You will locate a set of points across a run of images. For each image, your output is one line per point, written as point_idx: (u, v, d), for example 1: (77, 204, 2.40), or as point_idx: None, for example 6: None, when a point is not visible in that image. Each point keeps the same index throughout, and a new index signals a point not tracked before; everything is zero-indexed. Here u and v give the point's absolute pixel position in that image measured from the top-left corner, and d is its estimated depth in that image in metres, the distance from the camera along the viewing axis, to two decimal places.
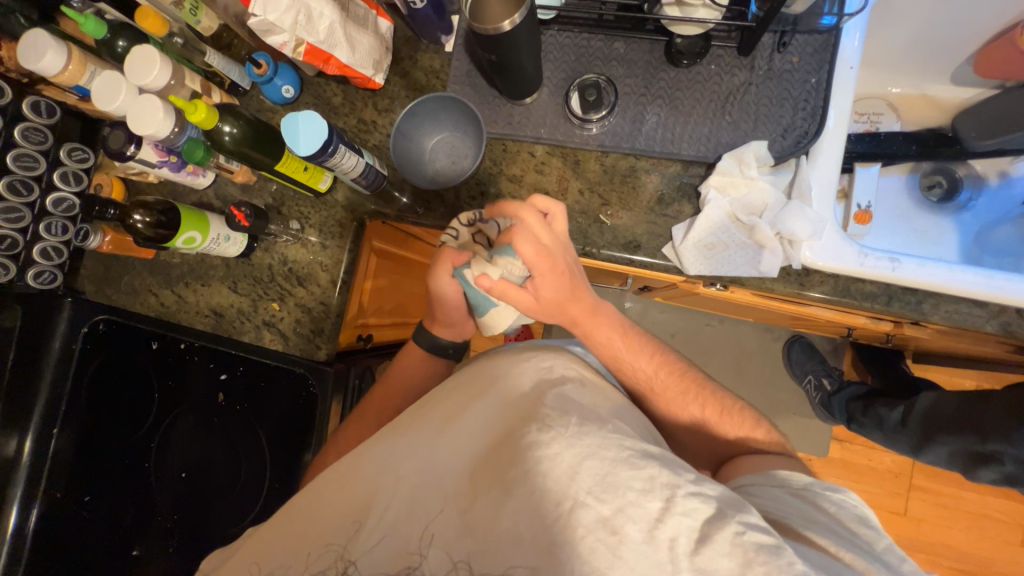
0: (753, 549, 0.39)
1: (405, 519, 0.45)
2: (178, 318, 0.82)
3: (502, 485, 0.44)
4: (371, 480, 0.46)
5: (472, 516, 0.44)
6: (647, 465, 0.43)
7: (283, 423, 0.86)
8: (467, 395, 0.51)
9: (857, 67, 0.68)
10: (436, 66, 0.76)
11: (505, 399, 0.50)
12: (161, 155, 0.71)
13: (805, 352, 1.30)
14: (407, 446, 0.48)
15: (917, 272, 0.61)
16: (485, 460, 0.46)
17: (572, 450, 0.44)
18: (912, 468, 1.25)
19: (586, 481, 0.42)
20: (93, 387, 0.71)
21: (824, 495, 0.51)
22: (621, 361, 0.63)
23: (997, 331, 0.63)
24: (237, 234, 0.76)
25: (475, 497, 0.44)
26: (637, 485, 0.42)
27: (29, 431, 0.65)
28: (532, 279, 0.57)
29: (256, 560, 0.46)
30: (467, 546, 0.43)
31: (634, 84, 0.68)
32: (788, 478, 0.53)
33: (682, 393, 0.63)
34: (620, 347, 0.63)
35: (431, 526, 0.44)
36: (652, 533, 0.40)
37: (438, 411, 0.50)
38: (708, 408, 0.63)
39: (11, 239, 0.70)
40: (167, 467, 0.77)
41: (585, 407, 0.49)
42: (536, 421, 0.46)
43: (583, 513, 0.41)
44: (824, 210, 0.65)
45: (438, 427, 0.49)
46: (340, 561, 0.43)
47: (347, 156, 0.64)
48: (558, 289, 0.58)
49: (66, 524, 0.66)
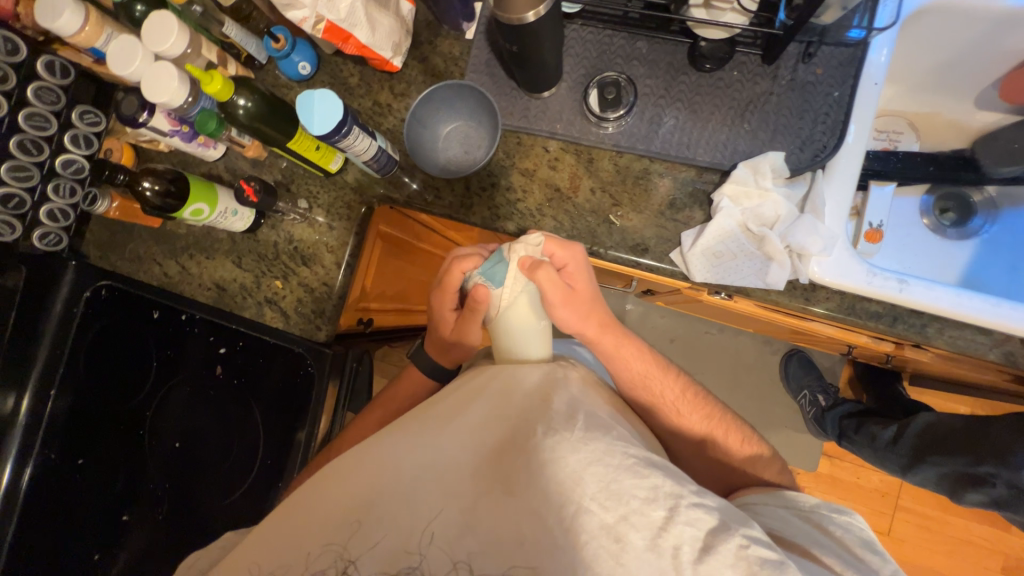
0: (757, 563, 0.39)
1: (408, 515, 0.44)
2: (181, 288, 0.82)
3: (506, 485, 0.44)
4: (376, 474, 0.46)
5: (475, 514, 0.43)
6: (650, 474, 0.43)
7: (281, 400, 0.81)
8: (470, 396, 0.51)
9: (881, 84, 0.66)
10: (456, 53, 0.75)
11: (506, 398, 0.51)
12: (174, 124, 0.70)
13: (802, 367, 1.31)
14: (412, 441, 0.48)
15: (924, 295, 0.60)
16: (489, 458, 0.47)
17: (577, 455, 0.44)
18: (899, 489, 1.26)
19: (591, 486, 0.42)
20: (90, 354, 0.77)
21: (829, 518, 0.50)
22: (649, 380, 0.62)
23: (999, 359, 0.62)
24: (245, 209, 0.75)
25: (479, 496, 0.45)
26: (641, 494, 0.42)
27: (28, 389, 0.73)
28: (566, 271, 0.59)
29: (256, 560, 0.44)
30: (468, 545, 0.42)
31: (654, 85, 0.68)
32: (797, 500, 0.53)
33: (704, 417, 0.62)
34: (647, 366, 0.63)
35: (431, 525, 0.43)
36: (654, 541, 0.41)
37: (443, 408, 0.51)
38: (724, 431, 0.62)
39: (19, 198, 0.71)
40: (161, 437, 0.80)
41: (589, 411, 0.49)
42: (541, 423, 0.47)
43: (587, 518, 0.41)
44: (836, 225, 0.64)
45: (443, 421, 0.49)
46: (340, 560, 0.42)
47: (360, 138, 0.63)
48: (591, 282, 0.60)
49: (63, 480, 0.73)
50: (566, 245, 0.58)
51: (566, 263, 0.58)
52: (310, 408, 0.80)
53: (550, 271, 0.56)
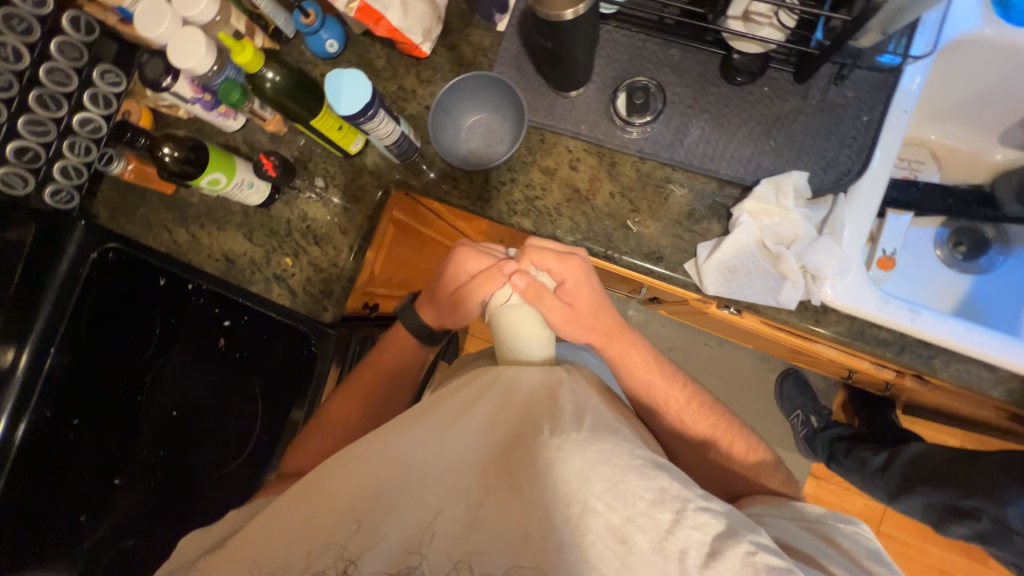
0: (763, 570, 0.39)
1: (411, 513, 0.45)
2: (190, 258, 0.81)
3: (512, 483, 0.45)
4: (380, 469, 0.46)
5: (481, 511, 0.44)
6: (658, 477, 0.43)
7: (280, 377, 0.79)
8: (474, 391, 0.50)
9: (910, 112, 0.65)
10: (486, 43, 0.74)
11: (511, 396, 0.49)
12: (196, 92, 0.70)
13: (797, 388, 1.31)
14: (415, 436, 0.47)
15: (935, 326, 0.61)
16: (494, 456, 0.47)
17: (584, 454, 0.44)
18: (882, 514, 1.27)
19: (597, 486, 0.42)
20: (91, 319, 0.78)
21: (837, 528, 0.50)
22: (653, 389, 0.63)
23: (1002, 396, 0.62)
24: (261, 182, 0.75)
25: (484, 493, 0.45)
26: (647, 495, 0.42)
27: (29, 343, 0.74)
28: (565, 288, 0.59)
29: (256, 559, 0.44)
30: (475, 542, 0.43)
31: (683, 94, 0.67)
32: (804, 510, 0.53)
33: (709, 426, 0.62)
34: (651, 376, 0.63)
35: (437, 522, 0.44)
36: (661, 544, 0.41)
37: (445, 404, 0.49)
38: (729, 440, 0.62)
39: (33, 152, 0.70)
40: (158, 406, 0.79)
41: (596, 411, 0.49)
42: (548, 423, 0.47)
43: (593, 518, 0.42)
44: (852, 250, 0.64)
45: (449, 417, 0.48)
46: (341, 560, 0.43)
47: (384, 122, 0.63)
48: (594, 292, 0.60)
49: (59, 437, 0.75)
50: (564, 259, 0.58)
51: (563, 277, 0.58)
52: (308, 386, 0.78)
53: (552, 297, 0.58)
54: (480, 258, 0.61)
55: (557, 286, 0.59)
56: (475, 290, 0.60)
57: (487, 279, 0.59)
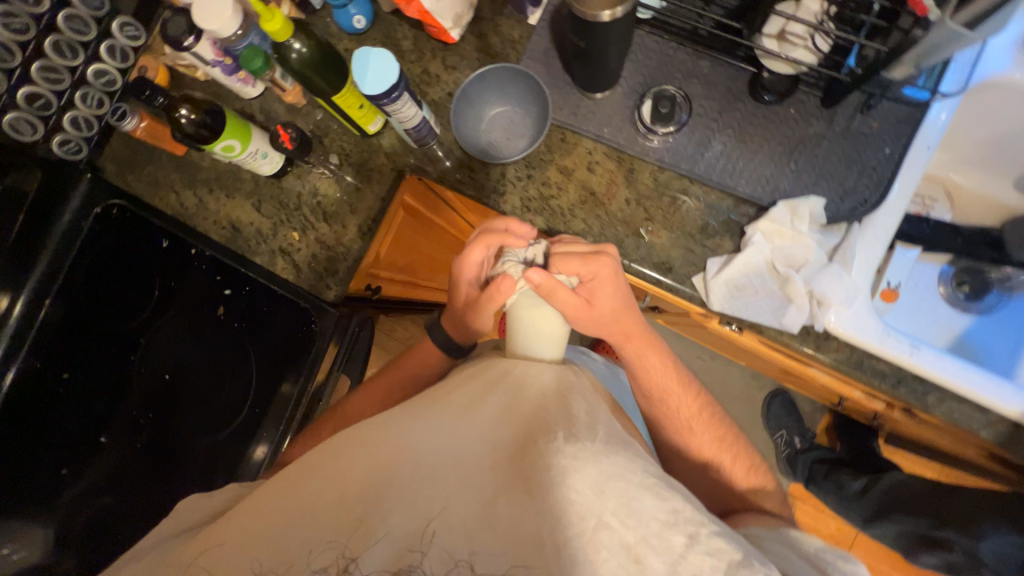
0: None
1: (418, 505, 0.43)
2: (194, 221, 0.80)
3: (526, 485, 0.44)
4: (389, 455, 0.46)
5: (493, 511, 0.43)
6: (671, 498, 0.44)
7: (272, 347, 0.79)
8: (486, 385, 0.51)
9: (934, 149, 0.66)
10: (515, 35, 0.73)
11: (524, 397, 0.50)
12: (217, 55, 0.68)
13: (784, 408, 1.32)
14: (427, 426, 0.48)
15: (932, 363, 0.61)
16: (508, 456, 0.46)
17: (598, 466, 0.44)
18: (853, 539, 1.29)
19: (611, 501, 0.43)
20: (89, 273, 0.76)
21: (835, 565, 0.47)
22: (667, 395, 0.64)
23: (991, 438, 0.63)
24: (275, 153, 0.74)
25: (497, 493, 0.44)
26: (661, 516, 0.43)
27: (26, 292, 0.72)
28: (587, 285, 0.58)
29: (258, 561, 0.41)
30: (486, 541, 0.42)
31: (709, 107, 0.67)
32: (801, 541, 0.51)
33: (716, 438, 0.64)
34: (667, 379, 0.64)
35: (448, 518, 0.43)
36: (673, 567, 0.41)
37: (457, 398, 0.50)
38: (733, 456, 0.63)
39: (45, 99, 0.68)
40: (152, 368, 0.78)
41: (608, 424, 0.50)
42: (562, 428, 0.47)
43: (606, 533, 0.42)
44: (860, 280, 0.64)
45: (462, 410, 0.49)
46: (340, 558, 0.41)
47: (407, 105, 0.62)
48: (614, 298, 0.59)
49: (46, 390, 0.73)
50: (590, 258, 0.57)
51: (589, 276, 0.58)
52: (306, 359, 0.77)
53: (569, 292, 0.56)
54: (474, 268, 0.62)
55: (577, 282, 0.59)
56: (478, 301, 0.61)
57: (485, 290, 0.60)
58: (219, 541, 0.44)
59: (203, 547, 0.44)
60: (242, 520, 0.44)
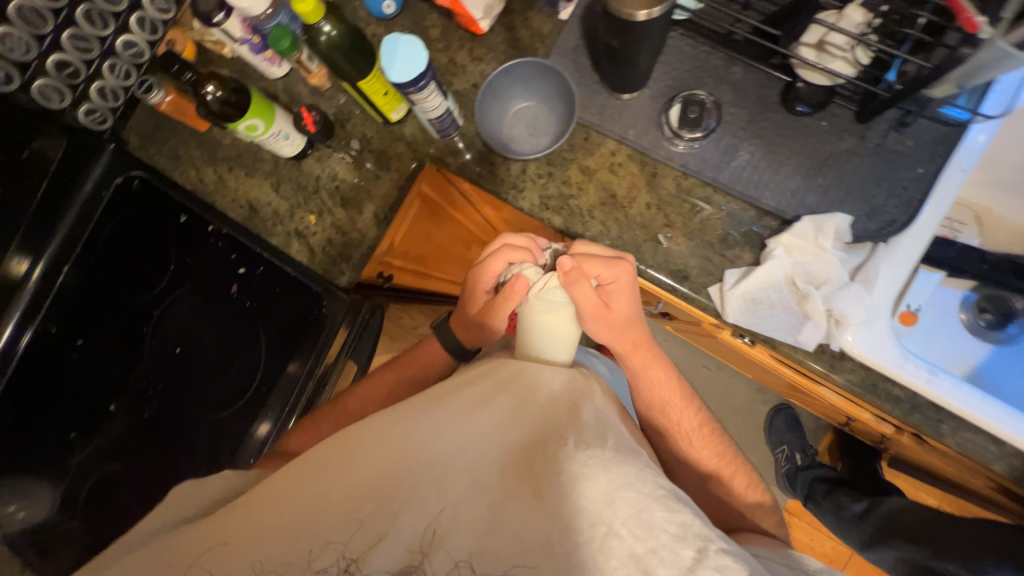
0: None
1: (427, 505, 0.45)
2: (214, 200, 0.78)
3: (535, 489, 0.45)
4: (399, 452, 0.47)
5: (502, 513, 0.44)
6: (681, 511, 0.44)
7: (285, 331, 0.80)
8: (496, 385, 0.51)
9: (968, 172, 0.63)
10: (545, 30, 0.72)
11: (535, 400, 0.50)
12: (246, 32, 0.68)
13: (787, 423, 1.31)
14: (435, 424, 0.48)
15: (951, 391, 0.60)
16: (516, 460, 0.47)
17: (609, 475, 0.44)
18: (847, 560, 1.28)
19: (622, 511, 0.43)
20: (107, 244, 0.78)
21: None
22: (669, 407, 0.63)
23: (1003, 471, 0.61)
24: (297, 135, 0.73)
25: (506, 495, 0.45)
26: (671, 528, 0.43)
27: (45, 257, 0.73)
28: (605, 287, 0.58)
29: (260, 559, 0.43)
30: (495, 542, 0.43)
31: (739, 115, 0.66)
32: (805, 563, 0.51)
33: (715, 453, 0.63)
34: (672, 394, 0.63)
35: (458, 517, 0.44)
36: None
37: (467, 396, 0.50)
38: (731, 471, 0.63)
39: (74, 68, 0.69)
40: (163, 341, 0.79)
41: (618, 431, 0.50)
42: (573, 434, 0.47)
43: (616, 543, 0.42)
44: (883, 301, 0.63)
45: (470, 408, 0.49)
46: (341, 558, 0.43)
47: (433, 95, 0.62)
48: (631, 305, 0.59)
49: (60, 353, 0.76)
50: (610, 262, 0.57)
51: (609, 279, 0.57)
52: (314, 343, 0.78)
53: (588, 288, 0.55)
54: (489, 276, 0.60)
55: (597, 284, 0.58)
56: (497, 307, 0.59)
57: (504, 298, 0.58)
58: (220, 541, 0.44)
59: (205, 545, 0.44)
60: (245, 517, 0.45)
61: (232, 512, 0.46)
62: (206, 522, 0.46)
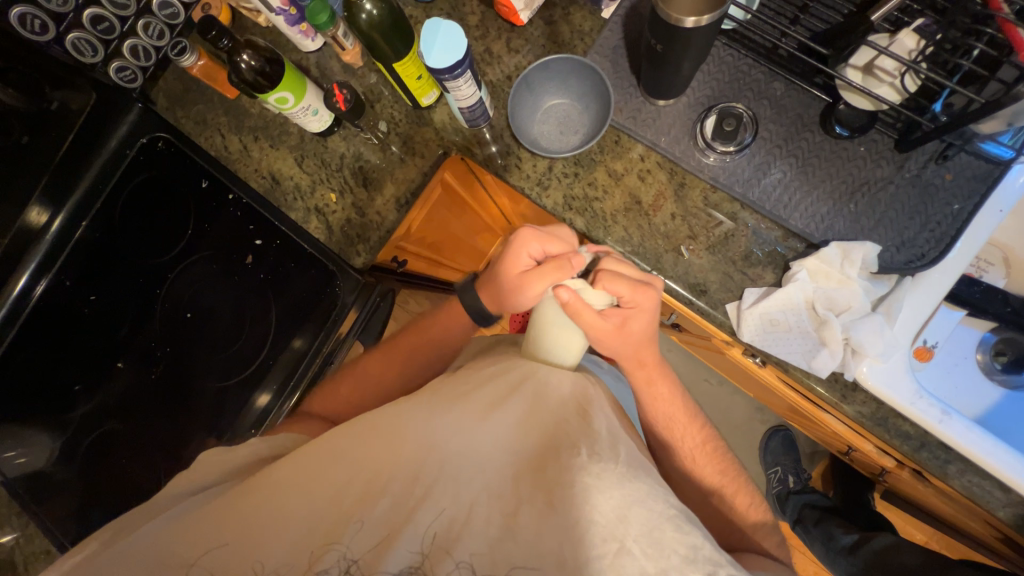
0: None
1: (438, 506, 0.45)
2: (234, 167, 0.79)
3: (548, 498, 0.45)
4: (412, 450, 0.48)
5: (515, 520, 0.45)
6: (692, 533, 0.45)
7: (297, 309, 0.78)
8: (508, 388, 0.52)
9: (1006, 213, 0.62)
10: (586, 27, 0.71)
11: (547, 405, 0.51)
12: (283, 3, 0.68)
13: (784, 445, 1.30)
14: (444, 424, 0.49)
15: (962, 434, 0.59)
16: (528, 466, 0.48)
17: (623, 490, 0.45)
18: None
19: (634, 528, 0.43)
20: (128, 206, 0.79)
21: None
22: (672, 431, 0.63)
23: (1007, 517, 0.61)
24: (326, 112, 0.73)
25: (519, 502, 0.45)
26: (681, 550, 0.43)
27: (65, 209, 0.76)
28: (623, 312, 0.57)
29: (262, 561, 0.44)
30: (508, 550, 0.43)
31: (776, 132, 0.64)
32: None
33: (719, 470, 0.63)
34: (676, 412, 0.63)
35: (470, 521, 0.45)
36: None
37: (479, 397, 0.51)
38: (736, 488, 0.62)
39: (110, 24, 0.69)
40: (174, 305, 0.79)
41: (630, 448, 0.51)
42: (585, 445, 0.48)
43: (628, 560, 0.42)
44: (903, 335, 0.62)
45: (483, 411, 0.50)
46: (342, 560, 0.43)
47: (468, 84, 0.61)
48: (646, 327, 0.58)
49: (72, 306, 0.77)
50: (637, 287, 0.56)
51: (629, 304, 0.57)
52: (325, 322, 0.77)
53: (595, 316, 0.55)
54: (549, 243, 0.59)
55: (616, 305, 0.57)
56: (538, 278, 0.56)
57: (554, 268, 0.56)
58: (220, 542, 0.45)
59: (207, 546, 0.45)
60: (242, 518, 0.46)
61: (233, 509, 0.47)
62: (212, 508, 0.48)
